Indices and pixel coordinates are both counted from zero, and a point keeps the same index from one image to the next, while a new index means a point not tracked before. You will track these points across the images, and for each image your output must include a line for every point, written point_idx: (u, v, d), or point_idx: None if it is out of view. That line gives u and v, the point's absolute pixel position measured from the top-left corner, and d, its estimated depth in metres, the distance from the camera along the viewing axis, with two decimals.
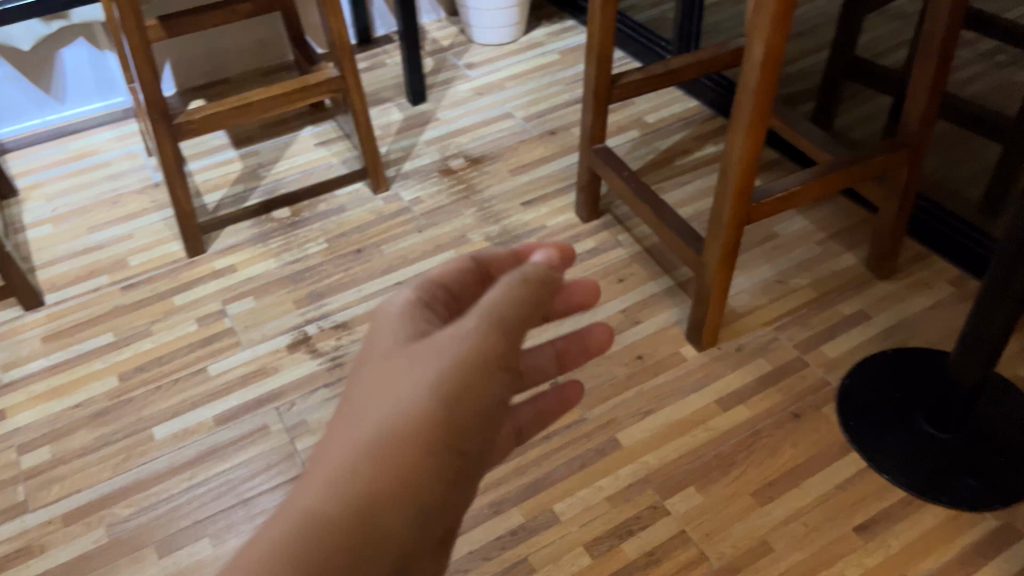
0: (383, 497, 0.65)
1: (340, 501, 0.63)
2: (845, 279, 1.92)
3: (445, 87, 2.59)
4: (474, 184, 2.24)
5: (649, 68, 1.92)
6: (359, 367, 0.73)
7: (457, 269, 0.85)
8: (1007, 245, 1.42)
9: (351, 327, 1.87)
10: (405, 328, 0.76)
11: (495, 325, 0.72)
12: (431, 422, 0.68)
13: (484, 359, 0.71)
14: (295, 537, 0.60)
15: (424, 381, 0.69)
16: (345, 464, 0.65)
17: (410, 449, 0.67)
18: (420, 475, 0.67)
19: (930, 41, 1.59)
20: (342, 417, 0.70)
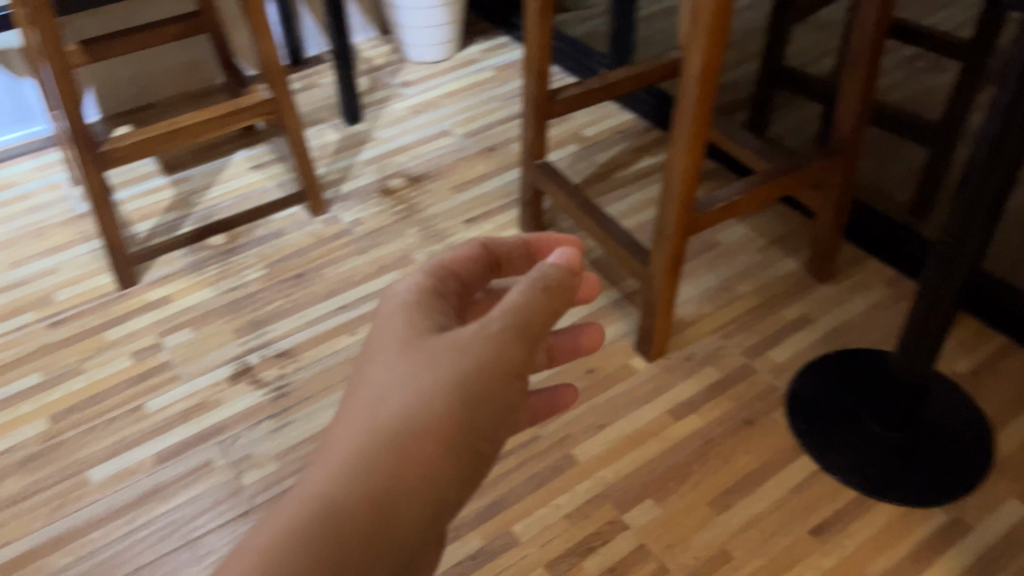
0: (400, 491, 0.65)
1: (355, 492, 0.64)
2: (787, 284, 1.95)
3: (381, 106, 2.56)
4: (415, 203, 2.21)
5: (587, 82, 1.93)
6: (373, 354, 0.75)
7: (464, 255, 0.87)
8: (943, 245, 1.46)
9: (295, 355, 1.82)
10: (421, 318, 0.77)
11: (517, 326, 0.74)
12: (450, 419, 0.69)
13: (504, 361, 0.73)
14: (310, 528, 0.61)
15: (443, 377, 0.71)
16: (363, 454, 0.66)
17: (430, 445, 0.68)
18: (438, 471, 0.68)
19: (859, 50, 1.63)
20: (358, 404, 0.70)
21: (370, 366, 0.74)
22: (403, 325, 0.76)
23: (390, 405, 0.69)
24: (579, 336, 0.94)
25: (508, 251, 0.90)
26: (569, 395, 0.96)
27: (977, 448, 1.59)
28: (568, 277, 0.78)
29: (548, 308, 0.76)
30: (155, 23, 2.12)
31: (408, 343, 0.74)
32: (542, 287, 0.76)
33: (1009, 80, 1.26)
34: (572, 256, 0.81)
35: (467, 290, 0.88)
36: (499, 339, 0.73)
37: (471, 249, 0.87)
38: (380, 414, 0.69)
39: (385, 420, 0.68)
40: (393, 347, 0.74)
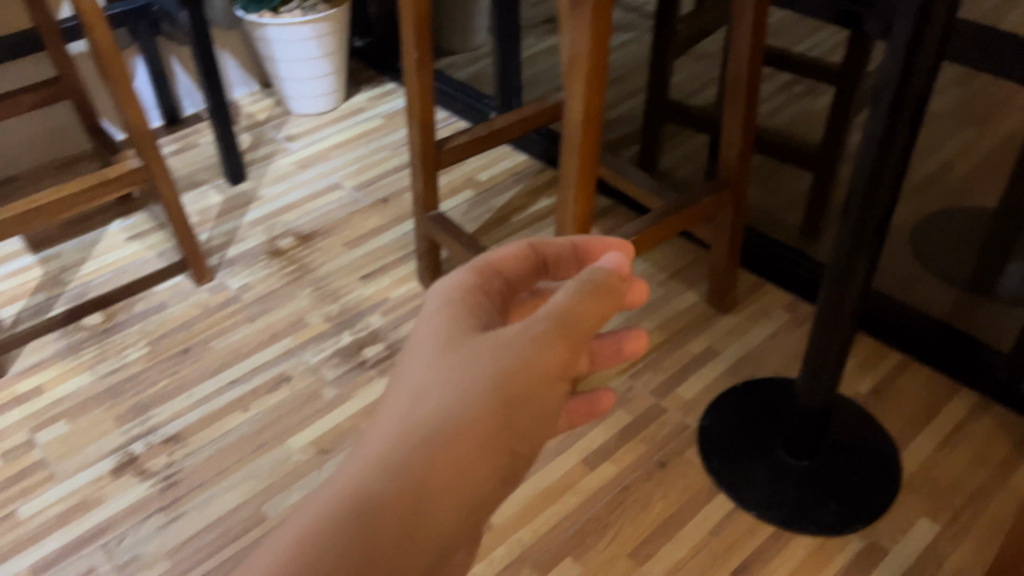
0: (442, 472, 0.71)
1: (401, 470, 0.69)
2: (690, 317, 1.95)
3: (266, 163, 2.46)
4: (307, 262, 2.12)
5: (473, 130, 1.89)
6: (421, 348, 0.81)
7: (511, 255, 0.93)
8: (834, 273, 1.47)
9: (184, 439, 1.69)
10: (466, 317, 0.84)
11: (556, 327, 0.80)
12: (489, 412, 0.76)
13: (541, 360, 0.79)
14: (357, 500, 0.66)
15: (485, 372, 0.77)
16: (411, 436, 0.72)
17: (470, 434, 0.74)
18: (475, 459, 0.74)
19: (735, 86, 1.64)
20: (406, 393, 0.77)
21: (419, 359, 0.80)
22: (451, 322, 0.83)
23: (437, 394, 0.76)
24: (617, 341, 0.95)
25: (553, 253, 0.95)
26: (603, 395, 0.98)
27: (885, 469, 1.60)
28: (611, 282, 0.84)
29: (591, 310, 0.81)
30: (8, 94, 1.98)
31: (452, 340, 0.81)
32: (587, 290, 0.82)
33: (880, 107, 1.28)
34: (619, 262, 0.87)
35: (511, 288, 0.93)
36: (538, 338, 0.79)
37: (518, 251, 0.93)
38: (427, 402, 0.75)
39: (431, 407, 0.74)
40: (441, 343, 0.80)
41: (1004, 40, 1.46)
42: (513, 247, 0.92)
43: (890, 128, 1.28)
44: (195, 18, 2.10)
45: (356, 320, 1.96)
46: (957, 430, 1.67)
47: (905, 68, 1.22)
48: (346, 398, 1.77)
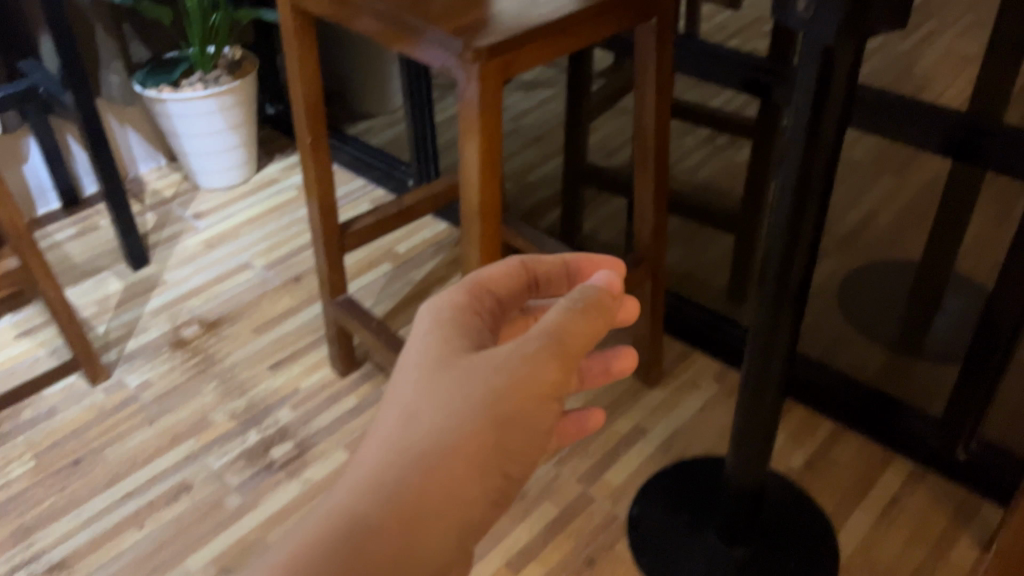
0: (429, 506, 0.65)
1: (384, 508, 0.64)
2: (617, 393, 1.86)
3: (171, 244, 2.33)
4: (212, 353, 1.99)
5: (381, 209, 1.79)
6: (410, 370, 0.74)
7: (501, 274, 0.85)
8: (754, 357, 1.41)
9: (70, 566, 1.54)
10: (456, 336, 0.77)
11: (547, 347, 0.73)
12: (479, 442, 0.69)
13: (533, 384, 0.72)
14: (340, 542, 0.61)
15: (476, 399, 0.70)
16: (395, 468, 0.66)
17: (458, 466, 0.68)
18: (465, 490, 0.67)
19: (643, 161, 1.56)
20: (395, 417, 0.70)
21: (408, 379, 0.73)
22: (442, 341, 0.76)
23: (423, 422, 0.69)
24: (611, 361, 0.88)
25: (545, 270, 0.88)
26: (591, 415, 0.89)
27: (821, 552, 1.52)
28: (607, 300, 0.77)
29: (584, 330, 0.75)
30: None
31: (443, 362, 0.73)
32: (577, 310, 0.75)
33: (783, 191, 1.21)
34: (612, 281, 0.80)
35: (501, 310, 0.86)
36: (529, 362, 0.72)
37: (508, 270, 0.86)
38: (416, 431, 0.68)
39: (417, 437, 0.68)
40: (430, 364, 0.73)
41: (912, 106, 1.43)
42: (503, 266, 0.85)
43: (798, 204, 1.20)
44: (81, 101, 1.98)
45: (264, 416, 1.83)
46: (893, 503, 1.62)
47: (806, 155, 1.14)
48: (252, 507, 1.64)
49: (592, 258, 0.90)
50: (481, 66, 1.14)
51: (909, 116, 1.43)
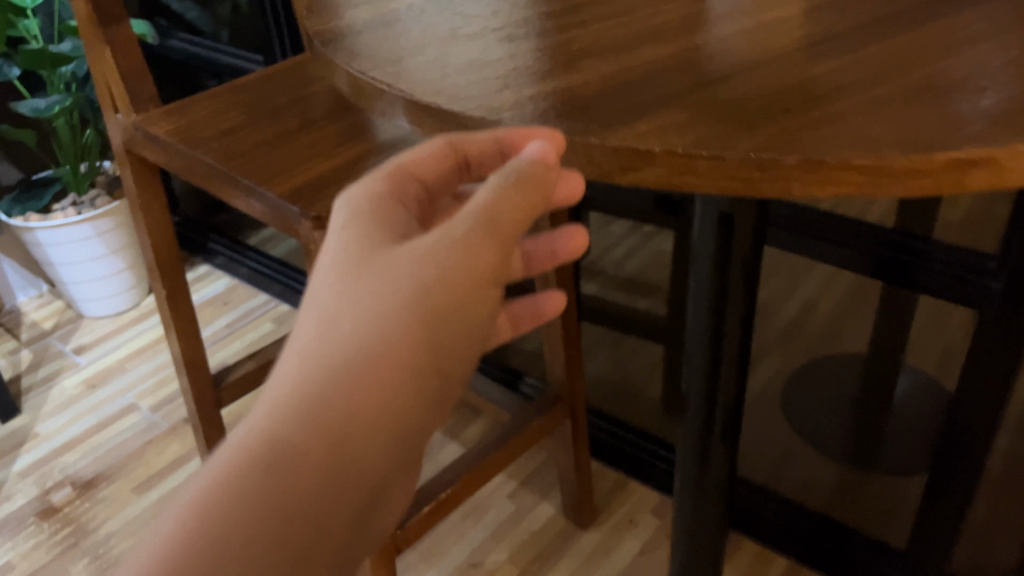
0: (359, 422, 0.48)
1: (305, 432, 0.46)
2: (546, 538, 1.65)
3: (47, 386, 2.09)
4: (84, 522, 1.74)
5: (264, 352, 1.59)
6: (328, 253, 0.52)
7: (427, 155, 0.56)
8: (684, 520, 1.21)
9: None
10: (384, 217, 0.54)
11: (492, 222, 0.51)
12: (415, 343, 0.50)
13: (480, 265, 0.51)
14: (256, 472, 0.44)
15: (410, 289, 0.50)
16: (314, 382, 0.47)
17: (391, 373, 0.49)
18: (399, 399, 0.50)
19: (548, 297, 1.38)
20: (313, 317, 0.50)
21: (326, 266, 0.52)
22: (368, 217, 0.54)
23: (347, 324, 0.49)
24: (557, 244, 0.68)
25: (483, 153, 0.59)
26: (551, 297, 0.70)
27: None
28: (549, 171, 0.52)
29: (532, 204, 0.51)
30: None
31: (372, 242, 0.52)
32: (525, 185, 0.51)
33: (694, 360, 1.06)
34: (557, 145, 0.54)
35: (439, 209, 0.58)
36: (474, 242, 0.51)
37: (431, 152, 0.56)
38: (342, 333, 0.49)
39: (339, 345, 0.48)
40: (357, 245, 0.52)
41: (836, 223, 1.30)
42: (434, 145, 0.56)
43: (712, 353, 1.03)
44: None
45: None
46: None
47: (716, 325, 1.00)
48: None
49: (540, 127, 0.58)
50: (323, 233, 0.94)
51: (834, 232, 1.29)
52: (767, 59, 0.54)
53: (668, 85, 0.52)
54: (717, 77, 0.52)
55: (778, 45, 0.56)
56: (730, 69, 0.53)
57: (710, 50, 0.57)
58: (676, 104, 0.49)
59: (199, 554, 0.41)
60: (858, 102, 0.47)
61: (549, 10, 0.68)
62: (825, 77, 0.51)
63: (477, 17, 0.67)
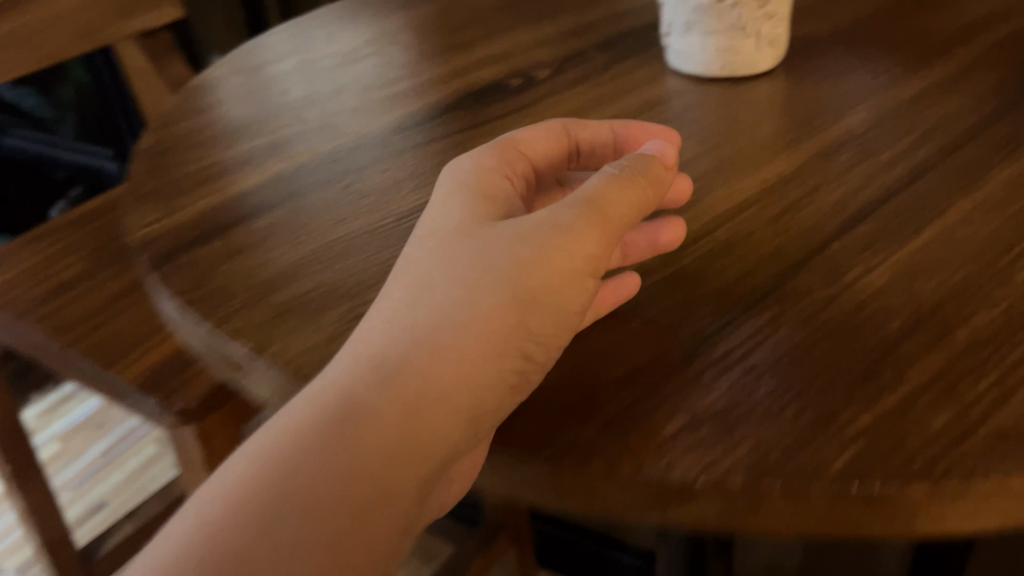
0: (437, 411, 0.30)
1: (377, 404, 0.30)
2: None
3: None
4: None
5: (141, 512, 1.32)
6: (441, 189, 0.37)
7: (539, 133, 0.41)
8: None
9: None
10: (493, 180, 0.38)
11: (608, 212, 0.33)
12: (525, 315, 0.32)
13: (602, 241, 0.33)
14: (306, 447, 0.29)
15: (521, 247, 0.33)
16: (399, 343, 0.31)
17: (487, 355, 0.31)
18: (490, 392, 0.31)
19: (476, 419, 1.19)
20: (417, 249, 0.35)
21: (440, 199, 0.37)
22: (482, 167, 0.38)
23: (444, 272, 0.33)
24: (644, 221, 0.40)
25: (593, 144, 0.43)
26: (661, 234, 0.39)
27: None
28: (659, 173, 0.36)
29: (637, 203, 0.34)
30: None
31: (495, 192, 0.37)
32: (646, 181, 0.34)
33: None
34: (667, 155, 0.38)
35: (541, 197, 0.43)
36: (593, 226, 0.33)
37: (541, 138, 0.41)
38: (442, 278, 0.33)
39: (429, 307, 0.32)
40: (466, 193, 0.37)
41: None
42: (549, 125, 0.40)
43: None
44: None
45: None
46: None
47: None
48: None
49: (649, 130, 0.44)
50: (199, 426, 0.73)
51: None
52: (795, 258, 0.38)
53: (674, 327, 0.35)
54: (739, 306, 0.36)
55: (802, 226, 0.40)
56: (746, 283, 0.37)
57: (711, 241, 0.40)
58: (702, 378, 0.32)
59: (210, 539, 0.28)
60: (959, 342, 0.32)
61: None
62: (846, 325, 0.34)
63: (378, 198, 0.46)
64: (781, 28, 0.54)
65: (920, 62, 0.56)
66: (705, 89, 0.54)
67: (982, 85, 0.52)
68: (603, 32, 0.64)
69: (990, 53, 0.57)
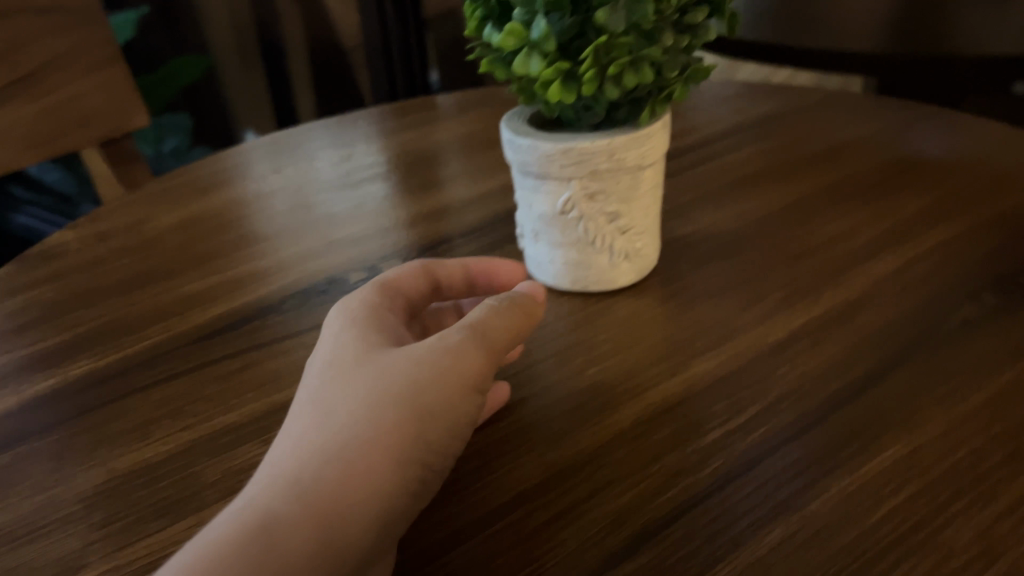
0: (354, 511, 0.28)
1: (295, 506, 0.27)
2: None
3: None
4: None
5: None
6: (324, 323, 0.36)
7: (408, 273, 0.39)
8: None
9: None
10: (381, 313, 0.36)
11: (493, 336, 0.33)
12: (427, 424, 0.31)
13: (487, 358, 0.33)
14: (230, 552, 0.26)
15: (416, 364, 0.31)
16: (304, 456, 0.29)
17: (394, 460, 0.29)
18: (395, 500, 0.30)
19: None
20: (308, 378, 0.33)
21: (324, 330, 0.35)
22: (368, 304, 0.37)
23: (345, 392, 0.31)
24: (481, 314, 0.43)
25: (451, 279, 0.42)
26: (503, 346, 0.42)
27: None
28: (534, 304, 0.36)
29: (516, 328, 0.34)
30: None
31: (382, 318, 0.36)
32: (524, 311, 0.35)
33: None
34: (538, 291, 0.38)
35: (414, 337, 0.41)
36: (481, 349, 0.32)
37: (405, 273, 0.39)
38: (343, 393, 0.31)
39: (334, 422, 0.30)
40: (358, 321, 0.35)
41: None
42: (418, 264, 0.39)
43: None
44: None
45: None
46: None
47: None
48: None
49: (501, 263, 0.43)
50: None
51: None
52: None
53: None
54: None
55: (556, 556, 0.31)
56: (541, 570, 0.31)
57: (445, 565, 0.32)
58: None
59: None
60: None
61: (239, 415, 0.40)
62: None
63: (106, 457, 0.38)
64: (644, 241, 0.46)
65: (822, 276, 0.47)
66: (553, 307, 0.47)
67: (888, 318, 0.43)
68: (472, 224, 0.58)
69: (912, 266, 0.47)
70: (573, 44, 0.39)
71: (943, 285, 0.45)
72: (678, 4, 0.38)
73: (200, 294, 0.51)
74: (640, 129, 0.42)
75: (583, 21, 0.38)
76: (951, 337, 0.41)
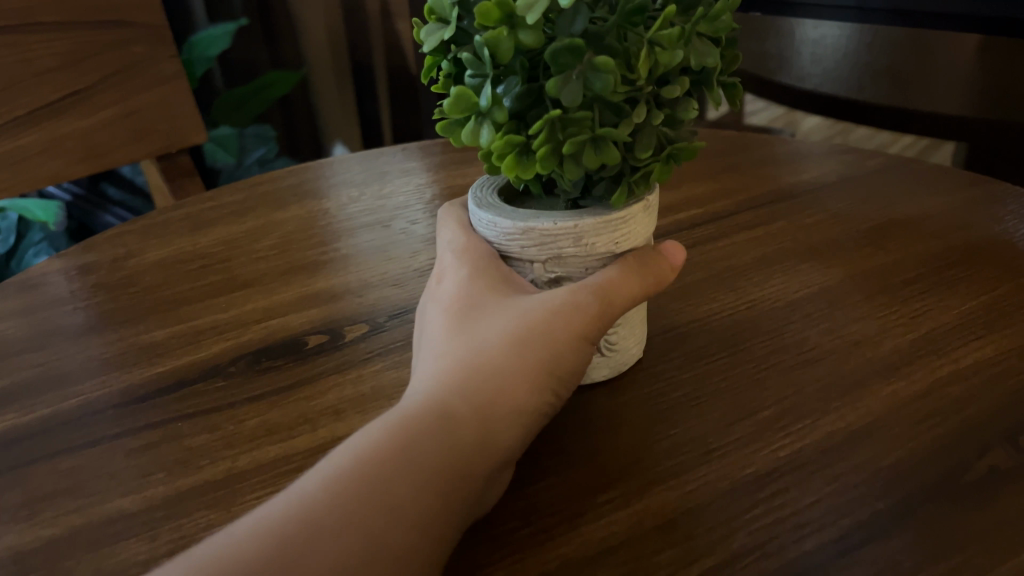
0: (498, 425, 0.32)
1: (460, 411, 0.31)
2: None
3: None
4: None
5: None
6: (449, 266, 0.39)
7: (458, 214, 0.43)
8: None
9: None
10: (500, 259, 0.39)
11: (612, 297, 0.35)
12: (556, 365, 0.33)
13: (606, 315, 0.35)
14: (408, 441, 0.29)
15: (550, 309, 0.34)
16: (458, 374, 0.33)
17: (531, 387, 0.33)
18: (530, 421, 0.33)
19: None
20: (446, 313, 0.36)
21: (452, 272, 0.38)
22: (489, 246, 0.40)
23: (490, 325, 0.34)
24: None
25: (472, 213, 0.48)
26: None
27: None
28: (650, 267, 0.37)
29: (634, 289, 0.36)
30: None
31: (501, 262, 0.38)
32: (642, 277, 0.36)
33: None
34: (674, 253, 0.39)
35: None
36: (602, 306, 0.35)
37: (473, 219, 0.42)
38: (485, 327, 0.34)
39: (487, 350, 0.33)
40: (488, 261, 0.38)
41: None
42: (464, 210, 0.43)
43: None
44: None
45: None
46: None
47: None
48: None
49: None
50: None
51: None
52: None
53: None
54: None
55: None
56: None
57: None
58: None
59: (351, 526, 0.27)
60: None
61: (137, 502, 0.36)
62: None
63: None
64: (621, 332, 0.40)
65: (833, 388, 0.40)
66: None
67: (896, 458, 0.35)
68: None
69: (942, 389, 0.39)
70: (530, 112, 0.34)
71: (971, 422, 0.37)
72: (652, 75, 0.32)
73: (158, 345, 0.48)
74: (613, 211, 0.36)
75: (540, 88, 0.33)
76: (971, 492, 0.33)
